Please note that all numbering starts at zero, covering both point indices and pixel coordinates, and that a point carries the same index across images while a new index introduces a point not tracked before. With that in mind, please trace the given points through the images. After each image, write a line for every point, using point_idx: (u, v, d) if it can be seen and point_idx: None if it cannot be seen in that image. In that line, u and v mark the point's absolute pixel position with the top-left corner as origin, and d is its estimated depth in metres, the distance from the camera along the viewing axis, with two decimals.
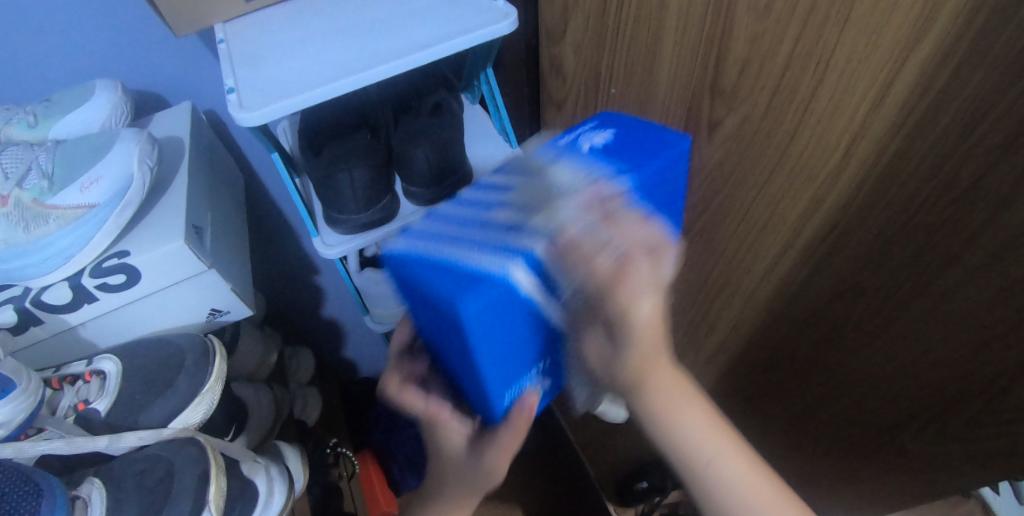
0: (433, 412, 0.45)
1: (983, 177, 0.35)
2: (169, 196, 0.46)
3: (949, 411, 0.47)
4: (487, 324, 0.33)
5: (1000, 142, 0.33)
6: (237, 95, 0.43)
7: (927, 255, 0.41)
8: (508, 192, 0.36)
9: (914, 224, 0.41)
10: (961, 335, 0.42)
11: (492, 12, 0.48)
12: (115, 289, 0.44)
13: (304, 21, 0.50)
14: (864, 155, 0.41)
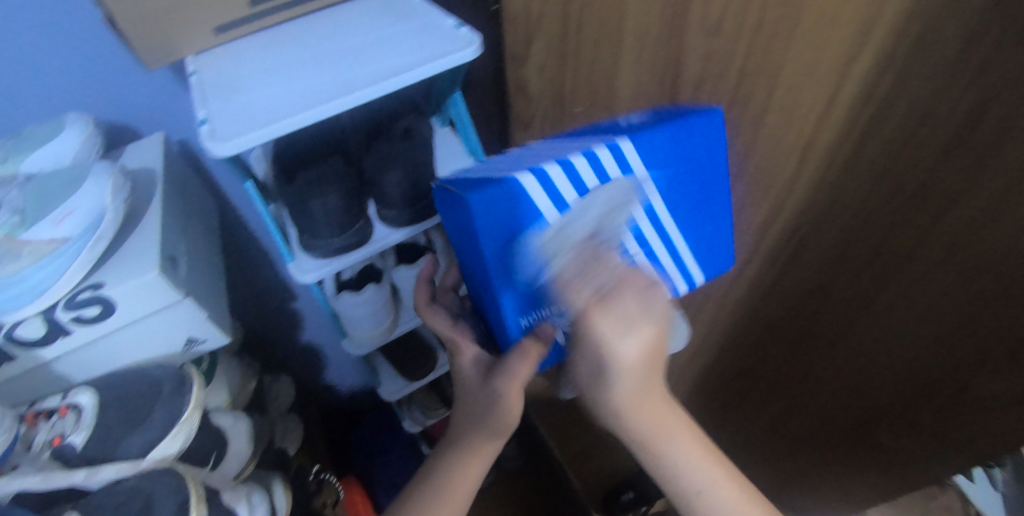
0: (455, 335, 0.52)
1: (943, 163, 0.38)
2: (142, 227, 0.46)
3: (962, 389, 0.47)
4: (496, 219, 0.39)
5: (944, 140, 0.36)
6: (209, 126, 0.44)
7: (935, 224, 0.42)
8: (546, 150, 0.44)
9: (911, 198, 0.42)
10: (971, 305, 0.43)
11: (457, 39, 0.50)
12: (91, 321, 0.44)
13: (274, 52, 0.51)
14: (830, 135, 0.45)
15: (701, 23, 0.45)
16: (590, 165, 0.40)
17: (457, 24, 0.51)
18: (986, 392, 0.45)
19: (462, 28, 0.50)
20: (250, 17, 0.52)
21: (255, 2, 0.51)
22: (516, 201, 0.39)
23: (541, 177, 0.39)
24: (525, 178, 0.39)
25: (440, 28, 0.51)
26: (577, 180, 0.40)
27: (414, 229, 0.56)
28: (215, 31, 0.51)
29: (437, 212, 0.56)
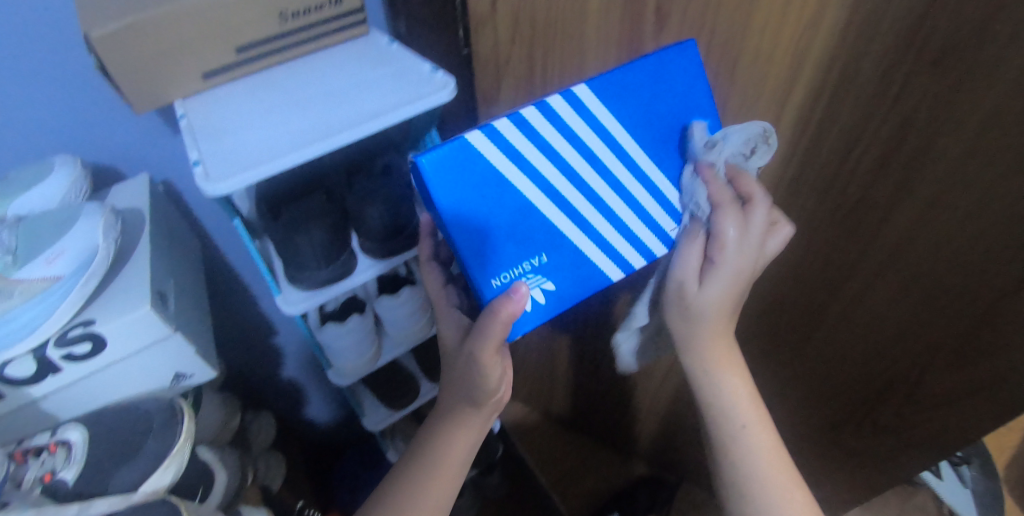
0: (439, 297, 0.58)
1: (881, 156, 0.45)
2: (132, 265, 0.48)
3: (941, 342, 0.54)
4: (449, 177, 0.42)
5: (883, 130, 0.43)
6: (202, 167, 0.46)
7: (895, 203, 0.49)
8: None
9: (872, 184, 0.49)
10: (942, 277, 0.49)
11: (432, 82, 0.54)
12: (81, 358, 0.45)
13: (259, 96, 0.54)
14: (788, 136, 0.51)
15: None
16: (542, 113, 0.44)
17: (432, 68, 0.55)
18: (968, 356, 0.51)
19: (437, 72, 0.54)
20: (237, 63, 0.55)
21: (241, 49, 0.54)
22: (469, 156, 0.42)
23: (488, 129, 0.43)
24: (475, 135, 0.43)
25: (417, 72, 0.55)
26: (531, 129, 0.44)
27: (396, 260, 0.58)
28: (202, 76, 0.54)
29: (419, 243, 0.59)
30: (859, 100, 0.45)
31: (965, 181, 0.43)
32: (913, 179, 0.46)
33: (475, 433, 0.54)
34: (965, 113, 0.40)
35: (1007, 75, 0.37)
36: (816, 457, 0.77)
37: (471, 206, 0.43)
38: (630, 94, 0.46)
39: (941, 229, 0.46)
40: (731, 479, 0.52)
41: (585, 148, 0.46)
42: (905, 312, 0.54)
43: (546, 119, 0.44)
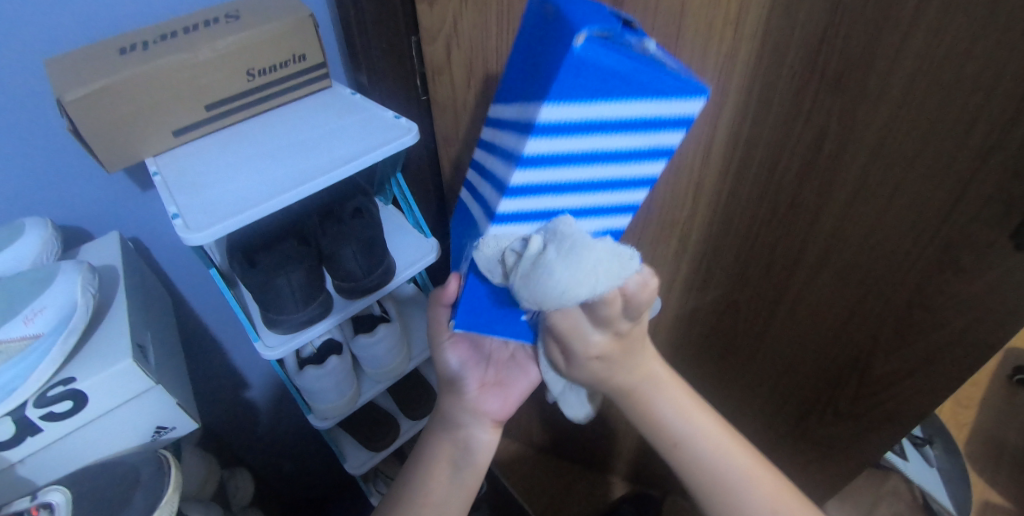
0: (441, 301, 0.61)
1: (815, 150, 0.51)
2: (111, 319, 0.48)
3: (898, 330, 0.58)
4: None
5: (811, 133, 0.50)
6: (182, 219, 0.48)
7: (827, 209, 0.54)
8: None
9: (805, 191, 0.54)
10: (890, 272, 0.54)
11: (398, 127, 0.58)
12: (60, 417, 0.44)
13: (231, 148, 0.56)
14: (723, 151, 0.57)
15: None
16: None
17: (395, 115, 0.59)
18: (920, 329, 0.56)
19: (401, 118, 0.59)
20: (207, 120, 0.57)
21: (210, 106, 0.57)
22: None
23: None
24: None
25: (382, 119, 0.59)
26: None
27: (372, 297, 0.60)
28: (173, 133, 0.56)
29: (394, 278, 0.61)
30: (778, 117, 0.52)
31: (876, 180, 0.49)
32: (832, 183, 0.52)
33: (456, 435, 0.57)
34: (865, 122, 0.47)
35: (894, 89, 0.44)
36: (786, 453, 0.82)
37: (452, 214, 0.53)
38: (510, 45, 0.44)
39: (862, 225, 0.53)
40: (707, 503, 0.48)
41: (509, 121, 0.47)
42: (843, 303, 0.60)
43: None
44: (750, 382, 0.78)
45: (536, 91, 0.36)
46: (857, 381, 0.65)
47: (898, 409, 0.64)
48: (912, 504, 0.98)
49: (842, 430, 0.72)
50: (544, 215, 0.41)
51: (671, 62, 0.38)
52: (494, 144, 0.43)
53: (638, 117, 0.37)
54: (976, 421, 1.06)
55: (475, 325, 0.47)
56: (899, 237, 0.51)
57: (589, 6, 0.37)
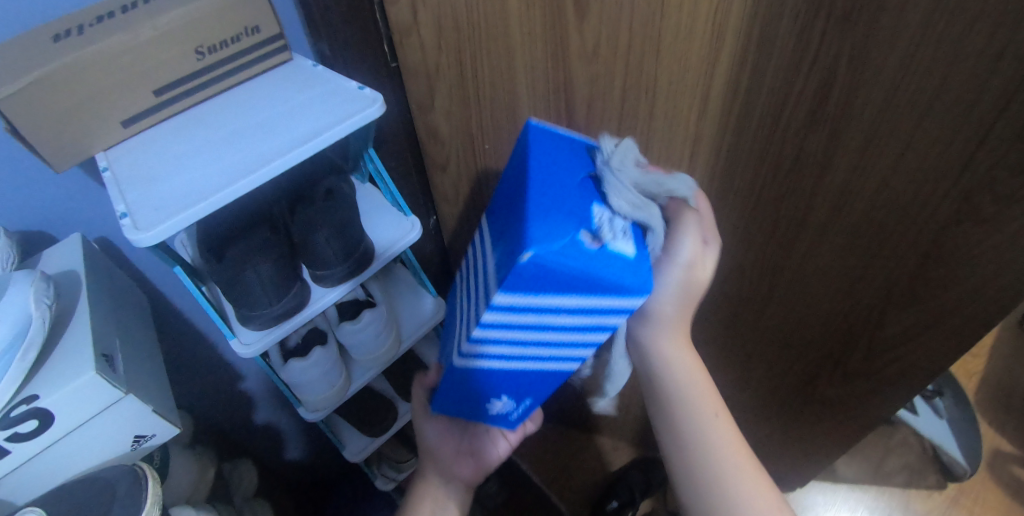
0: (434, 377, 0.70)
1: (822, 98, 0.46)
2: (73, 329, 0.46)
3: (914, 287, 0.54)
4: None
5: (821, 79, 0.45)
6: (131, 218, 0.44)
7: (834, 162, 0.49)
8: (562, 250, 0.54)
9: (809, 145, 0.50)
10: (906, 227, 0.50)
11: (361, 98, 0.53)
12: (27, 437, 0.42)
13: (185, 136, 0.52)
14: (719, 104, 0.52)
15: (581, 49, 0.52)
16: None
17: (358, 85, 0.55)
18: (939, 285, 0.52)
19: (364, 88, 0.54)
20: (157, 106, 0.53)
21: (160, 91, 0.52)
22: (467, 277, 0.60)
23: None
24: None
25: (345, 91, 0.54)
26: None
27: (350, 284, 0.57)
28: (122, 123, 0.52)
29: (374, 260, 0.57)
30: (779, 64, 0.46)
31: (888, 128, 0.45)
32: (840, 133, 0.47)
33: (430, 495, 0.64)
34: (878, 63, 0.42)
35: (911, 23, 0.39)
36: (794, 416, 0.80)
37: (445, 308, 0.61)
38: (502, 183, 0.47)
39: (873, 179, 0.48)
40: (701, 473, 0.48)
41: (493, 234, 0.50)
42: (852, 263, 0.56)
43: None
44: (755, 346, 0.75)
45: (500, 269, 0.39)
46: (867, 341, 0.62)
47: (912, 367, 0.61)
48: (921, 455, 1.04)
49: (852, 391, 0.69)
50: (502, 354, 0.45)
51: (626, 255, 0.41)
52: (472, 272, 0.48)
53: (581, 302, 0.40)
54: (985, 370, 1.11)
55: (445, 409, 0.55)
56: (916, 188, 0.47)
57: (558, 197, 0.40)
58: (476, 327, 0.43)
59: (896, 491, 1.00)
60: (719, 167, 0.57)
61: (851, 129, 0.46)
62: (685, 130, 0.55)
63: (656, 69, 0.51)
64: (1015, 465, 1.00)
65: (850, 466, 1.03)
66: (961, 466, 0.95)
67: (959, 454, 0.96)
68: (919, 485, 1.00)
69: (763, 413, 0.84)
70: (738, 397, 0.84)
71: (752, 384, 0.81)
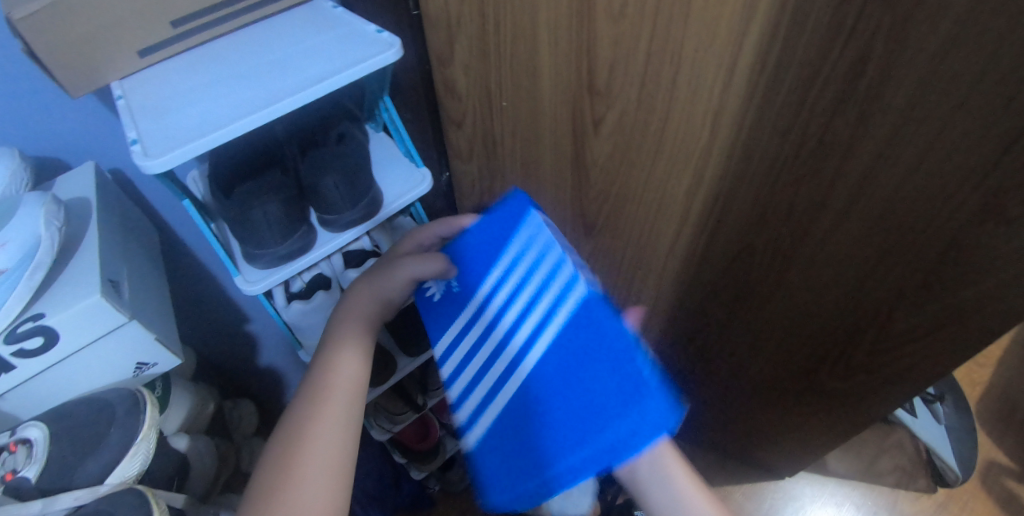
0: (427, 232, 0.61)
1: (855, 75, 0.44)
2: (81, 254, 0.46)
3: (930, 282, 0.52)
4: (480, 238, 0.55)
5: (857, 55, 0.43)
6: (140, 144, 0.44)
7: (860, 144, 0.48)
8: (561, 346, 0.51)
9: (834, 124, 0.48)
10: (932, 220, 0.48)
11: (378, 42, 0.52)
12: (32, 354, 0.43)
13: (199, 69, 0.52)
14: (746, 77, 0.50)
15: (608, 8, 0.51)
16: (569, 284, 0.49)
17: (377, 29, 0.53)
18: (964, 285, 0.50)
19: (383, 32, 0.53)
20: (173, 38, 0.52)
21: (176, 22, 0.51)
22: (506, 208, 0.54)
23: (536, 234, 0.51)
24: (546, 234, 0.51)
25: (362, 34, 0.53)
26: (556, 277, 0.50)
27: (356, 232, 0.57)
28: (138, 53, 0.51)
29: (383, 208, 0.57)
30: (813, 38, 0.44)
31: (924, 111, 0.42)
32: (870, 113, 0.45)
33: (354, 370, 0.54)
34: (920, 41, 0.39)
35: (961, 1, 0.36)
36: (789, 405, 0.80)
37: (468, 246, 0.56)
38: (591, 353, 0.47)
39: (900, 165, 0.46)
40: None
41: (536, 308, 0.50)
42: (868, 251, 0.55)
43: (567, 292, 0.49)
44: (759, 330, 0.73)
45: (505, 455, 0.50)
46: (875, 332, 0.61)
47: (916, 364, 0.60)
48: (915, 459, 1.03)
49: (852, 383, 0.68)
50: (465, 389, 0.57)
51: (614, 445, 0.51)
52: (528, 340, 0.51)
53: None
54: (991, 379, 1.10)
55: None
56: (950, 180, 0.44)
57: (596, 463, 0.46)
58: (488, 414, 0.52)
59: (885, 490, 1.00)
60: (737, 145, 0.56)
61: (882, 111, 0.44)
62: (705, 105, 0.53)
63: (684, 35, 0.49)
64: (1009, 478, 0.99)
65: (841, 461, 1.03)
66: (953, 473, 0.94)
67: (953, 461, 0.94)
68: (909, 487, 1.00)
69: (759, 400, 0.84)
70: (737, 380, 0.84)
71: (753, 369, 0.80)
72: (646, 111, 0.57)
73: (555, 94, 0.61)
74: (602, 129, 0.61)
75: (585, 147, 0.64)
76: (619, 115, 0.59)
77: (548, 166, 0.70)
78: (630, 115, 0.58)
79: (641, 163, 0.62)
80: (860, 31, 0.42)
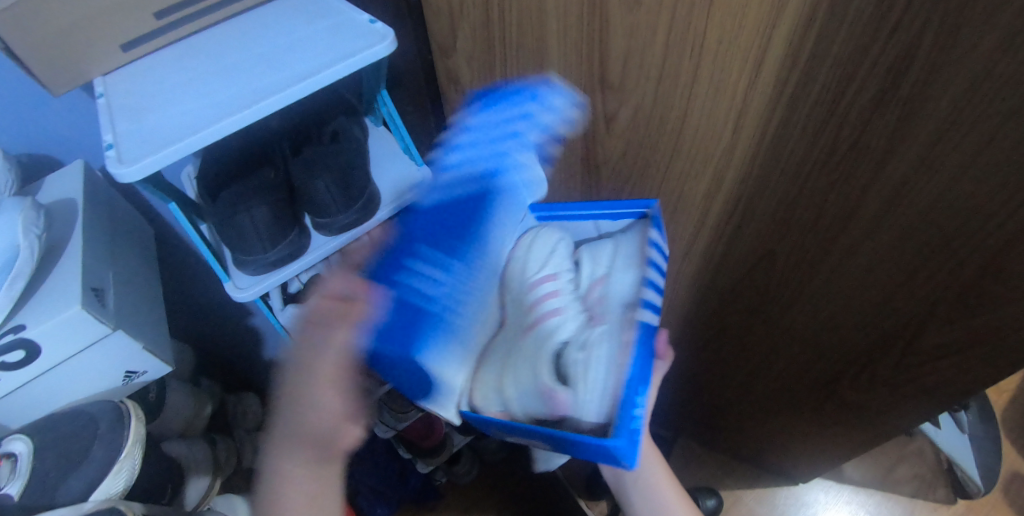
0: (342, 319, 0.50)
1: (898, 74, 0.39)
2: (63, 261, 0.48)
3: (962, 303, 0.48)
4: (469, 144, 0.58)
5: (900, 53, 0.38)
6: (115, 150, 0.42)
7: (897, 151, 0.43)
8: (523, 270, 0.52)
9: (870, 128, 0.43)
10: (967, 239, 0.43)
11: (370, 34, 0.48)
12: (14, 364, 0.46)
13: (184, 64, 0.49)
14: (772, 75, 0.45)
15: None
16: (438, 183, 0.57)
17: (370, 19, 0.50)
18: (999, 309, 0.45)
19: (376, 22, 0.49)
20: (158, 29, 0.49)
21: (160, 14, 0.48)
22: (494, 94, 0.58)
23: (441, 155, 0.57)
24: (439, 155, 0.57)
25: (354, 25, 0.49)
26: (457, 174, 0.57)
27: (351, 235, 0.54)
28: (121, 46, 0.48)
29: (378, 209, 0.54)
30: (851, 34, 0.39)
31: (970, 119, 0.37)
32: (910, 120, 0.40)
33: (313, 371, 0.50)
34: (971, 41, 0.34)
35: None
36: (807, 414, 0.76)
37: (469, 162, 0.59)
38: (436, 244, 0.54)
39: (938, 177, 0.42)
40: (658, 507, 0.67)
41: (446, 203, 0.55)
42: (897, 264, 0.50)
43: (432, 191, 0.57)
44: (777, 336, 0.70)
45: None
46: (901, 349, 0.57)
47: (941, 386, 0.56)
48: (935, 467, 0.99)
49: (875, 398, 0.64)
50: None
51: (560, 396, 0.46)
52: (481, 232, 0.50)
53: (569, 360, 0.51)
54: (1020, 386, 1.04)
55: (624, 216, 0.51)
56: (993, 197, 0.39)
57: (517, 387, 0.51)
58: None
59: (902, 500, 0.97)
60: (761, 147, 0.51)
61: (925, 117, 0.39)
62: (726, 104, 0.49)
63: (706, 27, 0.44)
64: None
65: (857, 467, 0.99)
66: (975, 484, 0.92)
67: (975, 472, 0.91)
68: (927, 497, 0.96)
69: (773, 406, 0.81)
70: (750, 385, 0.81)
71: (770, 376, 0.76)
72: (661, 109, 0.53)
73: (564, 89, 0.57)
74: (614, 125, 0.57)
75: (597, 144, 0.60)
76: (633, 110, 0.55)
77: (558, 160, 0.66)
78: (644, 113, 0.54)
79: (656, 161, 0.58)
80: (904, 28, 0.36)
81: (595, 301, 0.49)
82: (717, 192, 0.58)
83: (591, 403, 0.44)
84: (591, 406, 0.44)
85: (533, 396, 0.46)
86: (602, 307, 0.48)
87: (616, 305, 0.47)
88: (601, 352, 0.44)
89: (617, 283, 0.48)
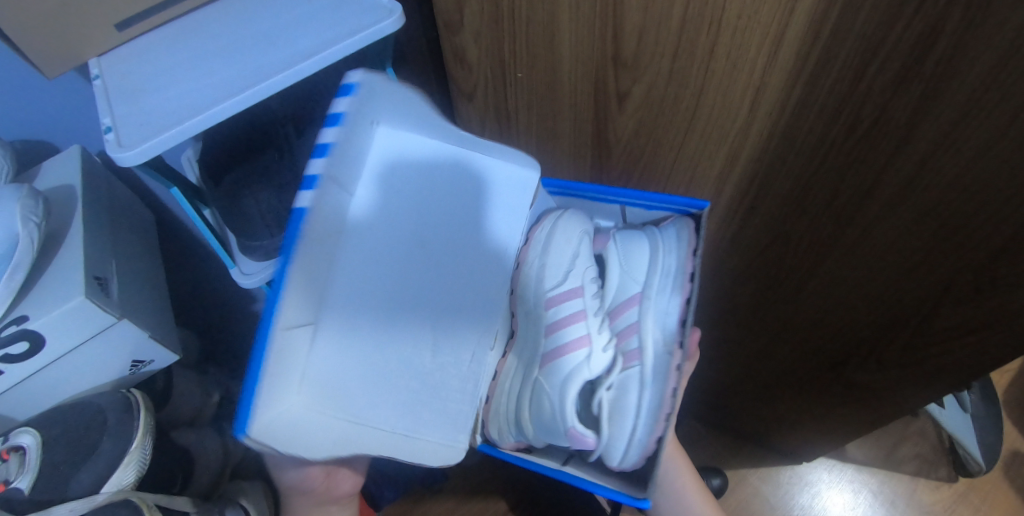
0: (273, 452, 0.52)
1: (921, 54, 0.38)
2: (64, 250, 0.49)
3: (975, 289, 0.48)
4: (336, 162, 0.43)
5: (923, 31, 0.36)
6: (114, 133, 0.41)
7: (917, 133, 0.42)
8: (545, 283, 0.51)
9: (891, 108, 0.42)
10: (983, 225, 0.43)
11: (376, 10, 0.47)
12: (19, 355, 0.47)
13: (181, 42, 0.47)
14: (789, 55, 0.44)
15: None
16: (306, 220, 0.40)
17: None
18: (1011, 295, 0.45)
19: None
20: (153, 8, 0.47)
21: None
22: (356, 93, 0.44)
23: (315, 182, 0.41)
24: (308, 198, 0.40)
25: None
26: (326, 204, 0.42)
27: None
28: (116, 27, 0.46)
29: None
30: (875, 11, 0.37)
31: (993, 101, 0.36)
32: (933, 99, 0.39)
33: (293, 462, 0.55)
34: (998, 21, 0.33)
35: None
36: (813, 395, 0.77)
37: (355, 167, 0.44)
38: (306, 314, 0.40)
39: (954, 161, 0.41)
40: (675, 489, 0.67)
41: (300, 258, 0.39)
42: (912, 247, 0.49)
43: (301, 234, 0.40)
44: (785, 316, 0.69)
45: None
46: (910, 332, 0.56)
47: (948, 369, 0.56)
48: (936, 447, 1.00)
49: (881, 380, 0.64)
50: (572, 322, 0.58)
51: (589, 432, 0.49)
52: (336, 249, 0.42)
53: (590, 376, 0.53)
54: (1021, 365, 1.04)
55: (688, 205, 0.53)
56: (1010, 182, 0.39)
57: None
58: None
59: (903, 479, 0.98)
60: (776, 129, 0.50)
61: (948, 97, 0.38)
62: (741, 84, 0.47)
63: (723, 6, 0.43)
64: None
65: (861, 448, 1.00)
66: (975, 463, 0.93)
67: (977, 453, 0.92)
68: (929, 476, 0.98)
69: (778, 387, 0.81)
70: (757, 367, 0.81)
71: (779, 356, 0.76)
72: (673, 90, 0.52)
73: (574, 68, 0.55)
74: (626, 105, 0.56)
75: (607, 124, 0.59)
76: (645, 90, 0.53)
77: (568, 140, 0.65)
78: (656, 94, 0.53)
79: (669, 141, 0.57)
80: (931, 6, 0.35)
81: (627, 330, 0.50)
82: (729, 174, 0.57)
83: (625, 449, 0.48)
84: (625, 453, 0.48)
85: (560, 432, 0.49)
86: (634, 340, 0.49)
87: (653, 342, 0.47)
88: (639, 397, 0.47)
89: (654, 317, 0.48)
